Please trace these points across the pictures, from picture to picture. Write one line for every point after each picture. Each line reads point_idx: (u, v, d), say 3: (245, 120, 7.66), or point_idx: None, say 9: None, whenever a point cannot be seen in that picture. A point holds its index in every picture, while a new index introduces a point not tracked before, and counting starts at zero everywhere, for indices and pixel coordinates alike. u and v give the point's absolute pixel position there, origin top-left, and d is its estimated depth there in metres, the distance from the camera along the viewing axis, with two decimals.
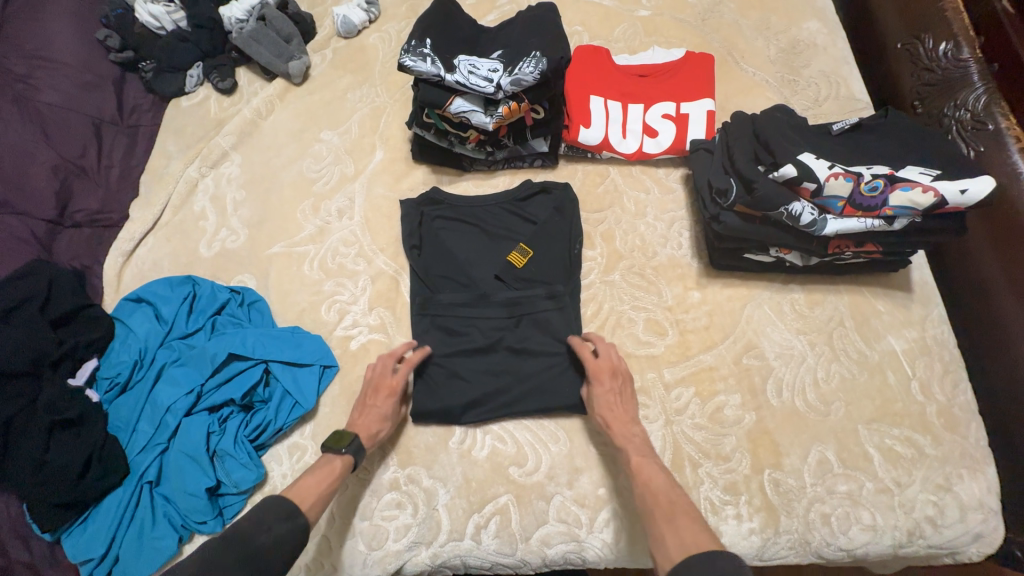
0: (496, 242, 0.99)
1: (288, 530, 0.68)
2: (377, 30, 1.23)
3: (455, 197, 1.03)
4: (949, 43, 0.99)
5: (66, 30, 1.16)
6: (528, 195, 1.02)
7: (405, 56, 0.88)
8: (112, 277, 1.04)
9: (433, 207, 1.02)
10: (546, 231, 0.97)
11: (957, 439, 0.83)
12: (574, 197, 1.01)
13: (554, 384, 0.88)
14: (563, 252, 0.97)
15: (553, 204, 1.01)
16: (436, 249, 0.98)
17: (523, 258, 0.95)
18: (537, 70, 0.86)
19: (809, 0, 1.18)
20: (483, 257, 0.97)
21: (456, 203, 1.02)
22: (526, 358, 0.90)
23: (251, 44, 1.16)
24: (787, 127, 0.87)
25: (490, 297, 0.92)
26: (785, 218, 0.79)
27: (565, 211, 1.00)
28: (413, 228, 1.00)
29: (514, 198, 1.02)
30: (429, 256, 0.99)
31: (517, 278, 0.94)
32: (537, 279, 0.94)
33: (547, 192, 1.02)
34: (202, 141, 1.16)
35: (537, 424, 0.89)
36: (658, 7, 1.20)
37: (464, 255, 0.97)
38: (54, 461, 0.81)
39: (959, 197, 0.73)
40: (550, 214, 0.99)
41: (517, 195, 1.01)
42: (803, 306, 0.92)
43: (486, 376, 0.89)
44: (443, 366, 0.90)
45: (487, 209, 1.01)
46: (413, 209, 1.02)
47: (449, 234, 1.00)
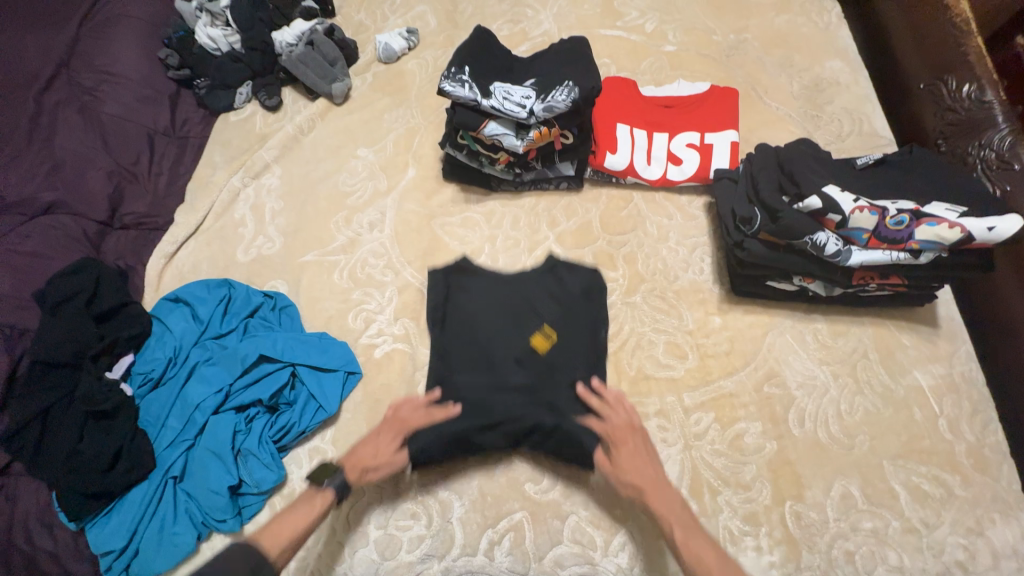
0: (520, 322, 0.96)
1: None
2: (415, 56, 1.31)
3: (485, 271, 1.03)
4: (972, 85, 1.02)
5: (131, 47, 1.26)
6: (556, 273, 1.01)
7: (444, 81, 0.93)
8: (153, 277, 1.09)
9: (460, 276, 1.02)
10: (569, 316, 0.96)
11: (988, 480, 0.81)
12: (602, 282, 1.00)
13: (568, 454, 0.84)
14: (587, 340, 0.94)
15: (582, 285, 0.99)
16: (460, 327, 0.97)
17: (545, 342, 0.93)
18: (569, 98, 0.90)
19: (831, 41, 1.22)
20: (506, 336, 0.95)
21: (485, 277, 1.02)
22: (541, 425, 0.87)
23: (298, 66, 1.24)
24: (812, 160, 0.89)
25: (509, 382, 0.90)
26: (808, 248, 0.80)
27: (593, 296, 0.98)
28: (437, 302, 0.98)
29: (542, 278, 1.01)
30: (455, 330, 0.97)
31: (538, 363, 0.92)
32: (558, 367, 0.92)
33: (575, 271, 1.00)
34: (246, 153, 1.23)
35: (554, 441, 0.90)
36: (684, 43, 1.25)
37: (488, 333, 0.96)
38: (86, 450, 0.84)
39: (986, 235, 0.73)
40: (577, 295, 0.98)
41: (543, 272, 1.01)
42: (826, 336, 0.92)
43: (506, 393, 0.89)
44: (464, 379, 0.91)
45: (515, 285, 1.00)
46: (439, 280, 1.01)
47: (475, 309, 0.98)
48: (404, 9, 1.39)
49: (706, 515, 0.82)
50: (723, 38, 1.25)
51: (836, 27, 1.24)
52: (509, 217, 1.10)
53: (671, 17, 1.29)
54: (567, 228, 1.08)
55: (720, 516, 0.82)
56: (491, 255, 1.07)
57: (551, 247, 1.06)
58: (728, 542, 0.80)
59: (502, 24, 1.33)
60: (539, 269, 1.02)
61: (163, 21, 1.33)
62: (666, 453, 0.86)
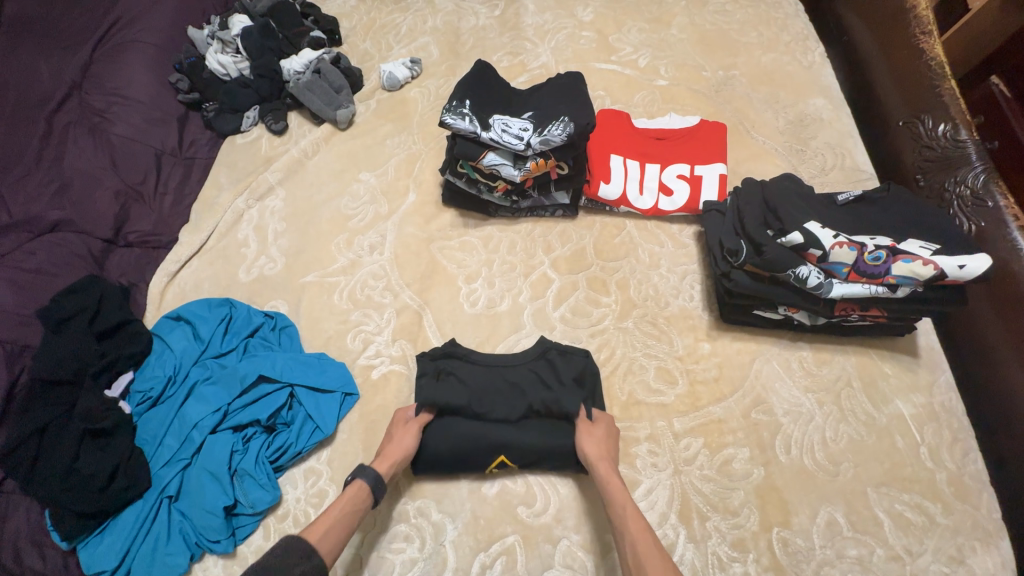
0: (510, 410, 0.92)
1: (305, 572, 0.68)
2: (418, 85, 1.36)
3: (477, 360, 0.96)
4: (947, 124, 1.07)
5: (142, 71, 1.30)
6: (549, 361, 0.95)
7: (446, 114, 0.97)
8: (155, 295, 1.11)
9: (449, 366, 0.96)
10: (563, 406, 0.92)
11: (968, 508, 0.83)
12: (595, 366, 0.95)
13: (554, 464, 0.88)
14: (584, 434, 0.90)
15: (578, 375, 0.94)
16: (449, 419, 0.91)
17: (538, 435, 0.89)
18: (564, 132, 0.94)
19: (815, 79, 1.28)
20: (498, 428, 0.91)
21: (477, 367, 0.95)
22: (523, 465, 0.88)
23: (305, 93, 1.29)
24: (795, 196, 0.93)
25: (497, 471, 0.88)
26: (792, 280, 0.84)
27: (586, 382, 0.93)
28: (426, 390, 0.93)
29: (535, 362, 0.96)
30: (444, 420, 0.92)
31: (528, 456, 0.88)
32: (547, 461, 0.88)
33: (568, 356, 0.95)
34: (251, 175, 1.26)
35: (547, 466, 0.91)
36: (675, 78, 1.31)
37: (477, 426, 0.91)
38: (83, 468, 0.85)
39: (957, 272, 0.77)
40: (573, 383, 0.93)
41: (536, 356, 0.96)
42: (811, 364, 0.95)
43: (502, 414, 0.91)
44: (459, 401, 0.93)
45: (507, 372, 0.95)
46: (428, 365, 0.95)
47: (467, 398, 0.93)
48: (408, 40, 1.45)
49: (695, 541, 0.83)
50: (712, 74, 1.31)
51: (819, 66, 1.30)
52: (506, 242, 1.14)
53: (663, 53, 1.35)
54: (562, 254, 1.11)
55: (709, 542, 0.83)
56: (488, 279, 1.10)
57: (547, 272, 1.09)
58: (716, 568, 0.81)
59: (502, 55, 1.39)
60: (532, 352, 0.96)
61: (174, 46, 1.38)
62: (655, 477, 0.88)
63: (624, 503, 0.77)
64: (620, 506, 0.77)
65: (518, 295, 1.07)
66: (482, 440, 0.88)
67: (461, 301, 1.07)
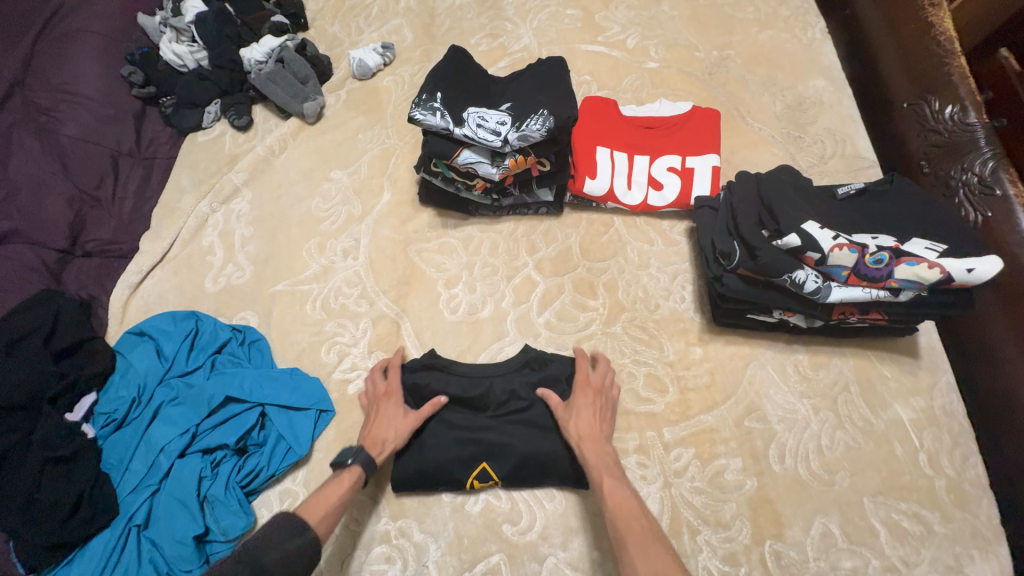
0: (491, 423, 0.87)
1: (298, 547, 0.66)
2: (391, 73, 1.27)
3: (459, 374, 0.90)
4: (955, 107, 1.00)
5: (91, 64, 1.20)
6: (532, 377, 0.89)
7: (415, 109, 0.90)
8: (116, 309, 1.05)
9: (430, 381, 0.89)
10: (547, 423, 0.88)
11: (967, 516, 0.81)
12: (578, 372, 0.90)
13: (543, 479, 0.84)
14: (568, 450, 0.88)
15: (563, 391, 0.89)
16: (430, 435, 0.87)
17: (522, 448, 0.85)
18: (543, 127, 0.87)
19: (814, 58, 1.20)
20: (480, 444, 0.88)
21: (458, 382, 0.89)
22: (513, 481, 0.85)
23: (268, 85, 1.20)
24: (793, 191, 0.87)
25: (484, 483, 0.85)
26: (788, 285, 0.79)
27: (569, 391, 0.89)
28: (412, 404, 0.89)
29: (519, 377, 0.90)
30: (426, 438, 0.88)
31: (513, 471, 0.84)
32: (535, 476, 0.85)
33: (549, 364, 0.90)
34: (214, 176, 1.18)
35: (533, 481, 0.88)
36: (665, 59, 1.22)
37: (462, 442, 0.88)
38: (44, 500, 0.80)
39: (965, 276, 0.72)
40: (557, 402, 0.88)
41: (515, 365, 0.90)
42: (807, 368, 0.91)
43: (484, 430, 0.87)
44: (438, 418, 0.88)
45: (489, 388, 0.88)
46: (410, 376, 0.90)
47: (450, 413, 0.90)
48: (379, 23, 1.35)
49: (686, 556, 0.80)
50: (705, 54, 1.22)
51: (820, 43, 1.22)
52: (487, 243, 1.07)
53: (653, 32, 1.26)
54: (546, 255, 1.05)
55: (699, 557, 0.80)
56: (469, 283, 1.04)
57: (530, 275, 1.03)
58: None
59: (481, 38, 1.29)
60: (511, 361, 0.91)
61: (125, 36, 1.27)
62: (645, 491, 0.85)
63: (601, 476, 0.76)
64: (599, 482, 0.76)
65: (500, 300, 1.02)
66: (464, 457, 0.84)
67: (441, 308, 1.02)
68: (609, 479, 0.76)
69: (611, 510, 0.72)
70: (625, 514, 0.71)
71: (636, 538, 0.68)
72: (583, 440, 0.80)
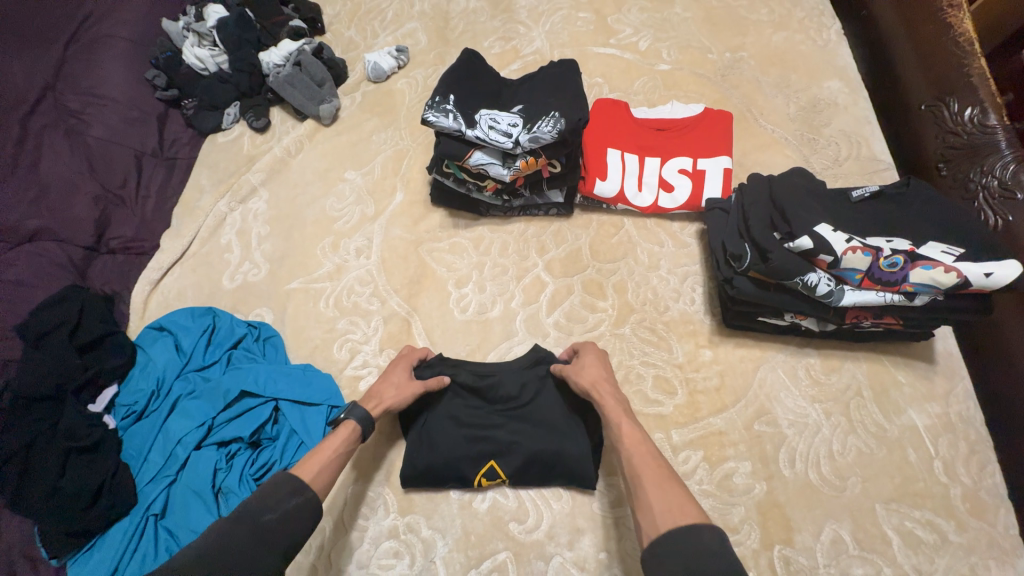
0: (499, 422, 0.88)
1: (297, 505, 0.63)
2: (405, 75, 1.29)
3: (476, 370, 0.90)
4: (975, 109, 0.99)
5: (117, 67, 1.24)
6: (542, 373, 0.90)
7: (428, 111, 0.91)
8: (138, 305, 1.09)
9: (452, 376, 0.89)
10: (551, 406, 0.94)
11: (984, 526, 0.79)
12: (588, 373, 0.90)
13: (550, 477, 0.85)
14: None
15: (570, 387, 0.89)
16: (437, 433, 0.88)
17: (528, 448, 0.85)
18: (554, 129, 0.88)
19: (830, 60, 1.19)
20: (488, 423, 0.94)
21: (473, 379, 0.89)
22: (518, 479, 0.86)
23: (285, 87, 1.23)
24: (806, 193, 0.86)
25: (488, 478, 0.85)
26: (800, 288, 0.78)
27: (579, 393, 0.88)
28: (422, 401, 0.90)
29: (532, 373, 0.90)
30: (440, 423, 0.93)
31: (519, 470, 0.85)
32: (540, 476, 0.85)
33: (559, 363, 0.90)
34: (233, 176, 1.21)
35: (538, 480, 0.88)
36: (678, 61, 1.22)
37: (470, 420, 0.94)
38: (66, 488, 0.83)
39: (983, 280, 0.70)
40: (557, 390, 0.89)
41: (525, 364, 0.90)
42: (819, 372, 0.90)
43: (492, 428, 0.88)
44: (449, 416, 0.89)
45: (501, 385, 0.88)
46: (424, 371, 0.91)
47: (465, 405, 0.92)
48: (395, 26, 1.37)
49: None
50: (718, 56, 1.22)
51: (836, 44, 1.20)
52: (497, 244, 1.08)
53: (666, 34, 1.26)
54: (556, 255, 1.06)
55: None
56: (479, 283, 1.05)
57: (540, 275, 1.04)
58: None
59: (494, 41, 1.31)
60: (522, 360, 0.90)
61: (151, 42, 1.32)
62: None
63: (618, 419, 0.71)
64: (615, 423, 0.71)
65: (510, 300, 1.03)
66: (472, 454, 0.85)
67: (451, 307, 1.03)
68: (624, 420, 0.71)
69: (625, 447, 0.67)
70: (643, 449, 0.66)
71: (652, 473, 0.62)
72: (598, 386, 0.78)
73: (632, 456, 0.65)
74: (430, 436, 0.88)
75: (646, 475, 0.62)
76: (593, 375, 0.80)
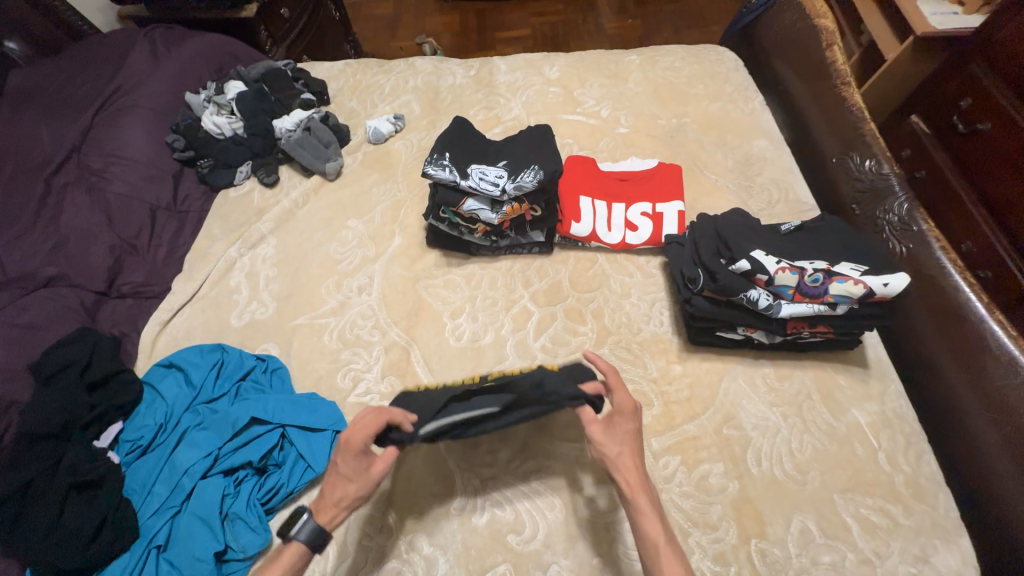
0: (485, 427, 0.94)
1: None
2: (401, 138, 1.48)
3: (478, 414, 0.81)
4: (872, 161, 1.22)
5: (139, 132, 1.37)
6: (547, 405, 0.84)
7: (428, 165, 1.09)
8: (147, 344, 1.14)
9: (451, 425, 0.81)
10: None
11: (927, 508, 0.89)
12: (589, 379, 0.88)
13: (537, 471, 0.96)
14: (563, 453, 0.98)
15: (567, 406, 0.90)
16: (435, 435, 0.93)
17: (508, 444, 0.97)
18: (535, 179, 1.06)
19: (757, 124, 1.44)
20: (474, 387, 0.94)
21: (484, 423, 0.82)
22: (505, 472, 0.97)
23: (295, 149, 1.39)
24: (744, 227, 1.04)
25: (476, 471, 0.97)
26: (745, 303, 0.93)
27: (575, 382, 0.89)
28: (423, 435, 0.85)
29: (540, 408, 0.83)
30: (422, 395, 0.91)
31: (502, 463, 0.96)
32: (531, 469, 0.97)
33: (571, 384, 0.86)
34: (243, 226, 1.33)
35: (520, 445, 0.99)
36: (634, 126, 1.46)
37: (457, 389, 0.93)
38: (68, 524, 0.85)
39: (884, 289, 0.88)
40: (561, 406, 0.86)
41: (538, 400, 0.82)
42: (774, 379, 1.03)
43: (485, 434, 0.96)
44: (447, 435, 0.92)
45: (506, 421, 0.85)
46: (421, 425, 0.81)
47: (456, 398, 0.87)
48: (391, 98, 1.58)
49: None
50: (666, 122, 1.46)
51: (759, 112, 1.47)
52: (487, 279, 1.21)
53: (622, 104, 1.51)
54: (540, 287, 1.19)
55: (693, 558, 0.86)
56: (472, 313, 1.16)
57: (526, 305, 1.17)
58: None
59: (479, 110, 1.53)
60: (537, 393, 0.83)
61: (171, 110, 1.47)
62: None
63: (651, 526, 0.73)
64: (653, 544, 0.72)
65: (501, 328, 1.14)
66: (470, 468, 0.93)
67: (447, 335, 1.13)
68: (663, 544, 0.72)
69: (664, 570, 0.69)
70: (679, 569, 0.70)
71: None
72: (624, 473, 0.78)
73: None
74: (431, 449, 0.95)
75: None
76: (622, 461, 0.79)
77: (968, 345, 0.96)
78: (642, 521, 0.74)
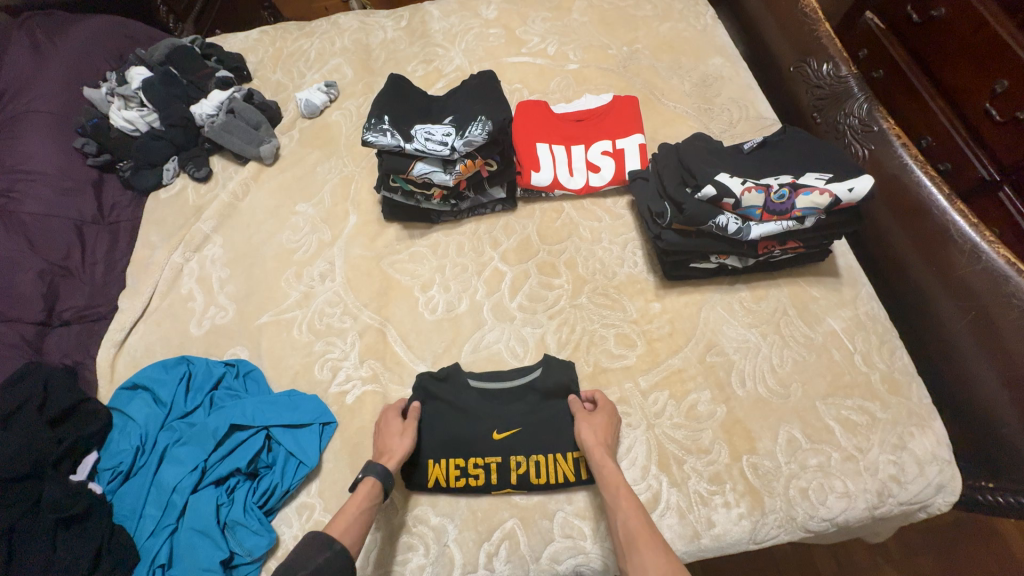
0: (524, 431, 0.93)
1: None
2: (338, 107, 1.36)
3: (497, 386, 0.98)
4: (830, 64, 1.19)
5: (43, 142, 1.23)
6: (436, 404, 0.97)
7: (367, 132, 1.03)
8: (104, 368, 1.07)
9: (549, 382, 0.96)
10: (441, 426, 0.94)
11: (902, 400, 0.94)
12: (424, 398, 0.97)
13: (512, 396, 0.97)
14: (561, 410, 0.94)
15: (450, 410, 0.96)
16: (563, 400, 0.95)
17: (502, 416, 0.94)
18: (484, 131, 1.00)
19: (710, 40, 1.36)
20: (498, 430, 0.93)
21: (525, 397, 0.96)
22: (530, 390, 0.97)
23: (222, 135, 1.27)
24: (706, 152, 1.01)
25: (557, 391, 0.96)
26: (714, 230, 0.94)
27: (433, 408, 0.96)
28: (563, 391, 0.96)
29: (445, 402, 0.96)
30: (557, 421, 0.93)
31: (516, 405, 0.96)
32: (508, 404, 0.96)
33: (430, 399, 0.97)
34: (183, 228, 1.23)
35: (504, 406, 0.96)
36: (584, 60, 1.37)
37: (523, 422, 0.93)
38: (62, 560, 0.81)
39: (848, 195, 0.89)
40: (419, 446, 0.92)
41: (450, 401, 0.96)
42: (750, 301, 1.04)
43: (519, 422, 0.94)
44: (532, 433, 0.93)
45: (516, 404, 0.96)
46: (552, 381, 0.96)
47: (520, 413, 0.95)
48: (320, 64, 1.44)
49: (677, 485, 0.89)
50: (617, 51, 1.38)
51: (712, 27, 1.39)
52: (453, 245, 1.16)
53: (569, 38, 1.41)
54: (509, 246, 1.15)
55: (689, 483, 0.90)
56: (443, 284, 1.12)
57: (498, 267, 1.13)
58: (700, 503, 0.88)
59: (417, 65, 1.41)
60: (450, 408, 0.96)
61: (73, 110, 1.31)
62: (632, 435, 0.94)
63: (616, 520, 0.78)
64: (613, 484, 0.79)
65: (474, 294, 1.10)
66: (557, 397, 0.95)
67: (421, 310, 1.09)
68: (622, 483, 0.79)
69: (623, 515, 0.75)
70: (638, 517, 0.74)
71: (649, 544, 0.70)
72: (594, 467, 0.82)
73: (630, 522, 0.74)
74: (545, 417, 0.94)
75: (635, 525, 0.73)
76: (589, 436, 0.85)
77: (933, 241, 0.97)
78: (608, 479, 0.80)
